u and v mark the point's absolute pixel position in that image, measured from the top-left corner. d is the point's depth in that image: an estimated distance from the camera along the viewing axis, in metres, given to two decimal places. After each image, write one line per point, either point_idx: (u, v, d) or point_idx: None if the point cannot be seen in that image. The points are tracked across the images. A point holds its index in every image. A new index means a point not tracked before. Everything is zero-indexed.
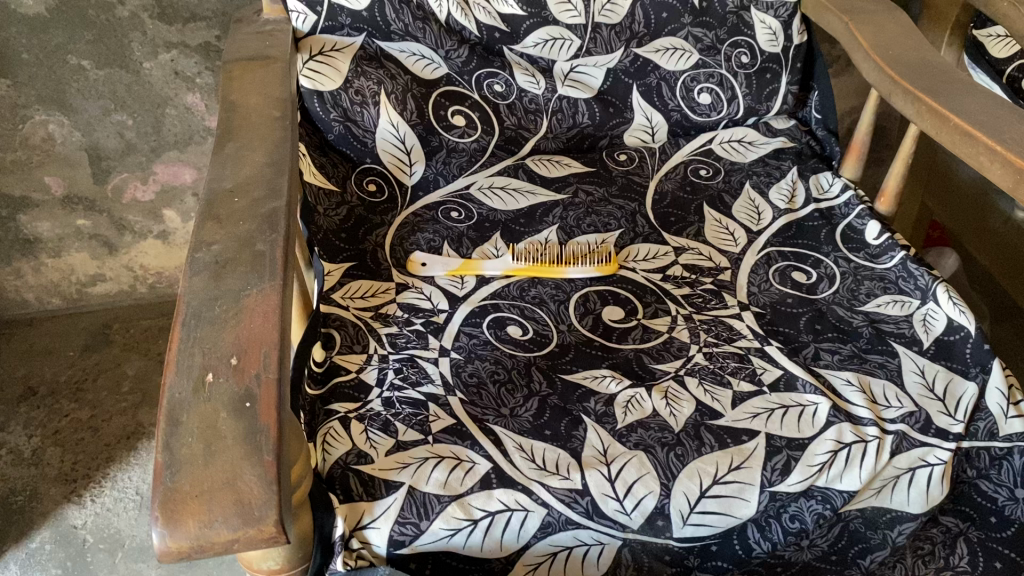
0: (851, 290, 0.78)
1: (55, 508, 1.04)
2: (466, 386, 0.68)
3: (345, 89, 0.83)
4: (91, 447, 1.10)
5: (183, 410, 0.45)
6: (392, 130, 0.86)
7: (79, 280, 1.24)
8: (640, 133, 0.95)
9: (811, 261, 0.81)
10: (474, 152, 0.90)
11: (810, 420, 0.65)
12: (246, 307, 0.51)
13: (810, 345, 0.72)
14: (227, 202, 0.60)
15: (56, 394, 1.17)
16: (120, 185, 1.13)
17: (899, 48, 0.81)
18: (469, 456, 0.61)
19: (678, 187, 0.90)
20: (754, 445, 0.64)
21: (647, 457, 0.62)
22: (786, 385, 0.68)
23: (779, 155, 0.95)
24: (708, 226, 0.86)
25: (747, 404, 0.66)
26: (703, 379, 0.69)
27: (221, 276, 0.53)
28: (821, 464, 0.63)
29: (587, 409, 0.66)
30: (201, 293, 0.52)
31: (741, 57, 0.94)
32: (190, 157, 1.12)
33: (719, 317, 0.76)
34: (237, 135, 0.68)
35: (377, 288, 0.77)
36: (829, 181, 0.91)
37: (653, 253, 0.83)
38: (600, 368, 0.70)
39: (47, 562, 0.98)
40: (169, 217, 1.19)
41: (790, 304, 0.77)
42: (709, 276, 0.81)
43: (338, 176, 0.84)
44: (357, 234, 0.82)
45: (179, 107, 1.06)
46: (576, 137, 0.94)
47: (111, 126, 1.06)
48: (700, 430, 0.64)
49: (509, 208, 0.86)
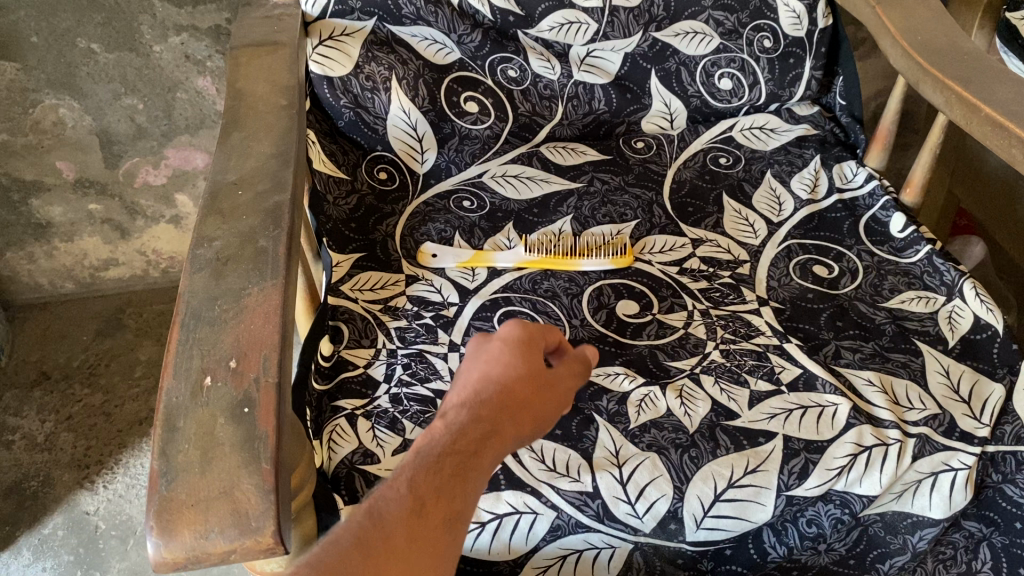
0: (874, 285, 0.75)
1: (68, 493, 1.04)
2: None
3: (356, 74, 0.81)
4: (103, 433, 1.10)
5: (180, 415, 0.44)
6: (404, 117, 0.84)
7: (92, 265, 1.23)
8: (658, 119, 0.92)
9: (833, 254, 0.78)
10: (487, 139, 0.88)
11: (829, 421, 0.63)
12: (247, 308, 0.50)
13: (831, 343, 0.70)
14: (230, 195, 0.59)
15: (70, 378, 1.16)
16: (133, 169, 1.12)
17: (928, 33, 0.78)
18: None
19: (697, 175, 0.87)
20: (770, 448, 0.62)
21: (660, 459, 0.61)
22: (805, 385, 0.66)
23: (801, 143, 0.91)
24: (727, 217, 0.83)
25: (764, 404, 0.65)
26: (720, 377, 0.67)
27: (222, 273, 0.52)
28: (840, 467, 0.61)
29: (599, 408, 0.64)
30: (200, 293, 0.51)
31: (764, 41, 0.90)
32: (201, 141, 1.11)
33: (737, 312, 0.73)
34: (243, 125, 0.66)
35: (387, 280, 0.76)
36: (853, 170, 0.87)
37: (669, 245, 0.81)
38: (613, 365, 0.69)
39: (59, 548, 0.99)
40: (181, 201, 1.18)
41: (811, 299, 0.74)
42: (728, 269, 0.78)
43: (348, 164, 0.83)
44: (368, 224, 0.80)
45: (190, 91, 1.05)
46: (592, 124, 0.91)
47: (122, 110, 1.04)
48: (715, 431, 0.63)
49: (522, 197, 0.85)
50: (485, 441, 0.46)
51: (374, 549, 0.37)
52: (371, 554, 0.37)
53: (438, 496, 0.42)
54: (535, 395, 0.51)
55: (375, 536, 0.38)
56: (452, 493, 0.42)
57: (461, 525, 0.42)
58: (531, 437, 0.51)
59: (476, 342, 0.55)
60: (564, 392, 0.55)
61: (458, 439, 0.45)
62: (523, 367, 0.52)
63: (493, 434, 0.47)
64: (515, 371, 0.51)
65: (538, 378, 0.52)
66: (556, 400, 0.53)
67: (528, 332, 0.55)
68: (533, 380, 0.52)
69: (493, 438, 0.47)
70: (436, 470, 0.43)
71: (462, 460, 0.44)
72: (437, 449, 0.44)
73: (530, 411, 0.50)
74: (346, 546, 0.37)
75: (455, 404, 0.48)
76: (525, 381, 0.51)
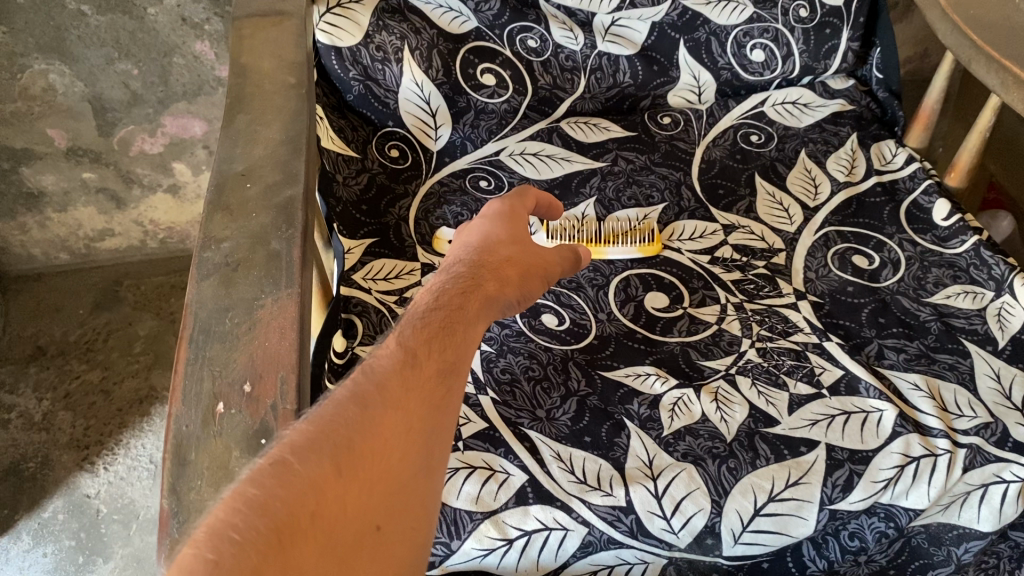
0: (917, 278, 0.70)
1: (68, 475, 1.01)
2: (499, 384, 0.63)
3: (366, 45, 0.75)
4: (103, 412, 1.07)
5: (191, 447, 0.40)
6: (416, 90, 0.79)
7: (87, 235, 1.18)
8: (685, 93, 0.86)
9: (873, 243, 0.73)
10: (504, 113, 0.83)
11: (874, 429, 0.60)
12: (262, 321, 0.45)
13: (873, 342, 0.66)
14: (237, 188, 0.54)
15: (66, 354, 1.12)
16: (128, 137, 1.06)
17: (980, 9, 0.73)
18: (501, 467, 0.57)
19: (727, 154, 0.82)
20: (813, 458, 0.58)
21: (697, 470, 0.57)
22: (847, 388, 0.63)
23: (837, 120, 0.85)
24: (760, 200, 0.78)
25: (804, 410, 0.61)
26: (757, 379, 0.64)
27: (232, 280, 0.48)
28: (886, 480, 0.58)
29: (630, 413, 0.61)
30: (210, 303, 0.46)
31: (800, 10, 0.83)
32: (200, 108, 1.05)
33: (773, 307, 0.69)
34: (250, 106, 0.62)
35: (402, 268, 0.73)
36: (892, 151, 0.82)
37: (700, 231, 0.76)
38: (643, 365, 0.65)
39: (60, 533, 0.96)
40: (179, 170, 1.12)
41: (852, 293, 0.70)
42: (763, 259, 0.74)
43: (358, 140, 0.78)
44: (379, 206, 0.76)
45: (187, 56, 0.98)
46: (616, 97, 0.85)
47: (115, 75, 0.99)
48: (754, 440, 0.59)
49: (542, 177, 0.81)
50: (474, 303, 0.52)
51: (369, 402, 0.39)
52: (366, 408, 0.39)
53: (425, 357, 0.45)
54: (516, 273, 0.58)
55: (369, 393, 0.40)
56: (440, 351, 0.46)
57: (453, 382, 0.45)
58: (526, 290, 0.59)
59: (467, 229, 0.65)
60: (549, 257, 0.63)
61: (437, 309, 0.49)
62: (493, 240, 0.61)
63: (470, 304, 0.52)
64: (493, 242, 0.60)
65: (520, 254, 0.61)
66: (533, 259, 0.61)
67: (509, 212, 0.65)
68: (511, 258, 0.59)
69: (471, 307, 0.51)
70: (420, 337, 0.46)
71: (450, 325, 0.48)
72: (419, 321, 0.48)
73: (511, 270, 0.58)
74: (341, 404, 0.39)
75: (448, 271, 0.56)
76: (500, 250, 0.60)
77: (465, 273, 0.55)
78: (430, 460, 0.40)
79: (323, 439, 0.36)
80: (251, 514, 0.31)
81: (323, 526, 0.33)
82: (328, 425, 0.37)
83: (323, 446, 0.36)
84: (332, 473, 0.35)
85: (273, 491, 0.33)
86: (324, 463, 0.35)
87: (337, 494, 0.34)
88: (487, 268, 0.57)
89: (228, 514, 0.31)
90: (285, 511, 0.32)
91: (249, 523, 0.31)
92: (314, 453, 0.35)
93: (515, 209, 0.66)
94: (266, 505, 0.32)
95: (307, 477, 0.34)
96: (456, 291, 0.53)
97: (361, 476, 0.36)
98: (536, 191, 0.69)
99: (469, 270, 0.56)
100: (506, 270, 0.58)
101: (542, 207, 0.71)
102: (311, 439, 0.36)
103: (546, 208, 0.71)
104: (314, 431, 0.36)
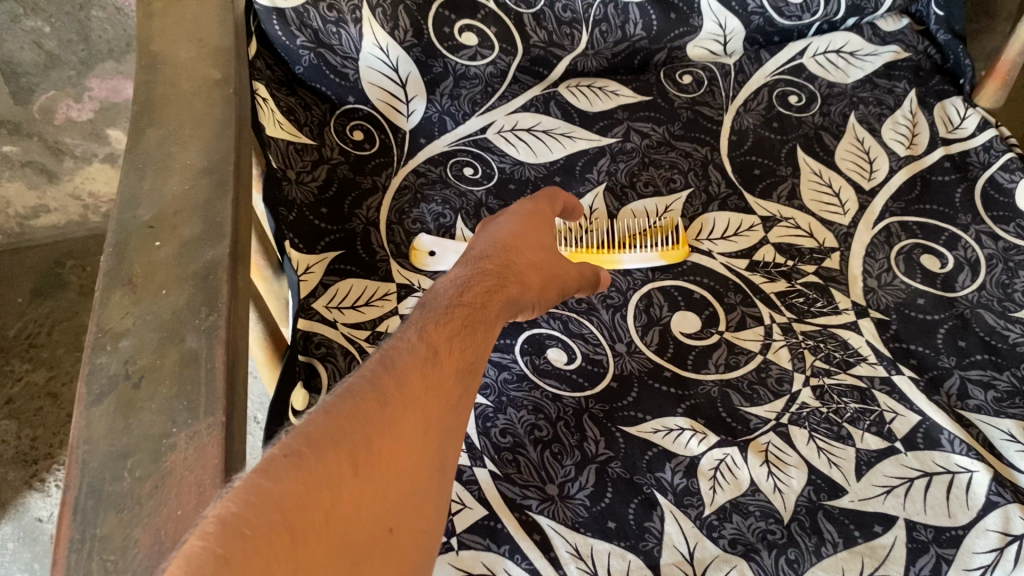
0: (1002, 285, 0.59)
1: (17, 496, 0.90)
2: (498, 451, 0.51)
3: (314, 4, 0.60)
4: (52, 420, 0.95)
5: None
6: (381, 56, 0.63)
7: (18, 212, 1.02)
8: (708, 43, 0.70)
9: (944, 238, 0.62)
10: (489, 78, 0.68)
11: (962, 499, 0.49)
12: (173, 482, 0.30)
13: (954, 374, 0.55)
14: (145, 246, 0.38)
15: (6, 351, 0.98)
16: (50, 104, 0.91)
17: None
18: (506, 572, 0.46)
19: (762, 122, 0.68)
20: (890, 542, 0.47)
21: (749, 566, 0.46)
22: (925, 440, 0.51)
23: (891, 72, 0.71)
24: (805, 182, 0.65)
25: (876, 473, 0.50)
26: (815, 430, 0.52)
27: (134, 405, 0.32)
28: (982, 568, 0.46)
29: (660, 484, 0.50)
30: (102, 452, 0.30)
31: None
32: (131, 68, 0.90)
33: (827, 327, 0.58)
34: (164, 114, 0.46)
35: (374, 292, 0.60)
36: (961, 111, 0.69)
37: (734, 226, 0.63)
38: (674, 417, 0.53)
39: (11, 565, 0.87)
40: (115, 137, 0.98)
41: (922, 308, 0.58)
42: (811, 262, 0.61)
43: (312, 122, 0.63)
44: (343, 208, 0.62)
45: (107, 7, 0.83)
46: (624, 53, 0.69)
47: (23, 34, 0.83)
48: (817, 520, 0.48)
49: (540, 160, 0.67)
50: (502, 281, 0.44)
51: (398, 382, 0.32)
52: (395, 387, 0.31)
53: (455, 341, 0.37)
54: (545, 275, 0.48)
55: (396, 370, 0.32)
56: (470, 334, 0.38)
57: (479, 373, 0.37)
58: (557, 288, 0.50)
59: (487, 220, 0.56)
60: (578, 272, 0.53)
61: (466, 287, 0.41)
62: (526, 225, 0.51)
63: (497, 288, 0.43)
64: (525, 225, 0.51)
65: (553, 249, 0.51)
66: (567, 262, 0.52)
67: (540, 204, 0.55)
68: (545, 249, 0.50)
69: (497, 293, 0.43)
70: (445, 317, 0.38)
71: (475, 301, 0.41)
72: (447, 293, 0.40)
73: (545, 268, 0.49)
74: (365, 379, 0.31)
75: (473, 249, 0.48)
76: (535, 237, 0.51)
77: (491, 253, 0.47)
78: (449, 463, 0.33)
79: (347, 421, 0.28)
80: (267, 509, 0.24)
81: (339, 533, 0.25)
82: (356, 400, 0.30)
83: (337, 441, 0.28)
84: (351, 472, 0.27)
85: (289, 482, 0.25)
86: (339, 461, 0.27)
87: (358, 493, 0.27)
88: (518, 250, 0.48)
89: (238, 506, 0.24)
90: (296, 514, 0.25)
91: (263, 518, 0.24)
92: (338, 436, 0.28)
93: (543, 205, 0.55)
94: (282, 499, 0.25)
95: (329, 464, 0.27)
96: (482, 275, 0.44)
97: (382, 476, 0.28)
98: (564, 194, 0.58)
99: (501, 247, 0.48)
100: (539, 258, 0.49)
101: (566, 212, 0.59)
102: (329, 424, 0.28)
103: (570, 213, 0.59)
104: (335, 409, 0.29)
